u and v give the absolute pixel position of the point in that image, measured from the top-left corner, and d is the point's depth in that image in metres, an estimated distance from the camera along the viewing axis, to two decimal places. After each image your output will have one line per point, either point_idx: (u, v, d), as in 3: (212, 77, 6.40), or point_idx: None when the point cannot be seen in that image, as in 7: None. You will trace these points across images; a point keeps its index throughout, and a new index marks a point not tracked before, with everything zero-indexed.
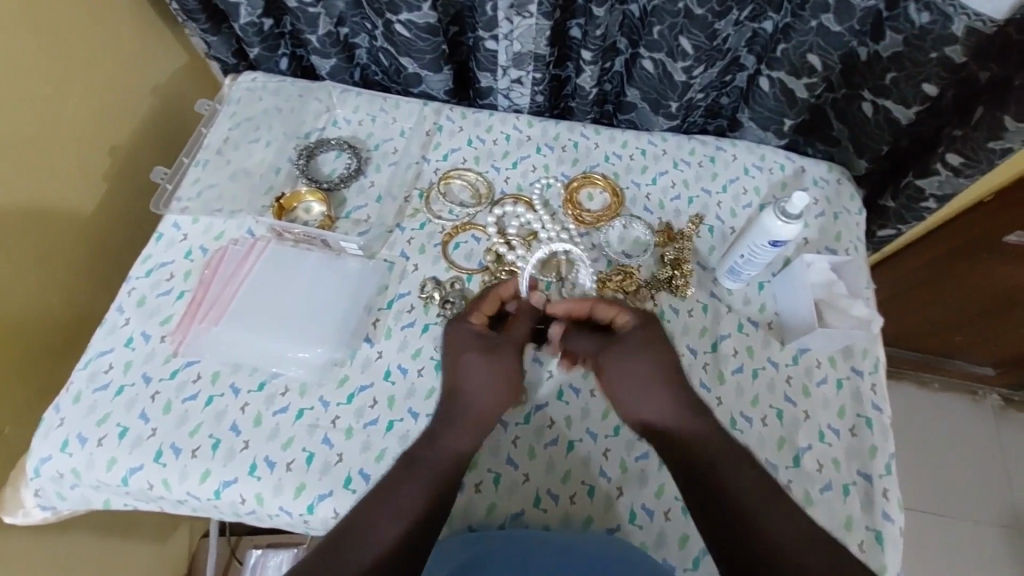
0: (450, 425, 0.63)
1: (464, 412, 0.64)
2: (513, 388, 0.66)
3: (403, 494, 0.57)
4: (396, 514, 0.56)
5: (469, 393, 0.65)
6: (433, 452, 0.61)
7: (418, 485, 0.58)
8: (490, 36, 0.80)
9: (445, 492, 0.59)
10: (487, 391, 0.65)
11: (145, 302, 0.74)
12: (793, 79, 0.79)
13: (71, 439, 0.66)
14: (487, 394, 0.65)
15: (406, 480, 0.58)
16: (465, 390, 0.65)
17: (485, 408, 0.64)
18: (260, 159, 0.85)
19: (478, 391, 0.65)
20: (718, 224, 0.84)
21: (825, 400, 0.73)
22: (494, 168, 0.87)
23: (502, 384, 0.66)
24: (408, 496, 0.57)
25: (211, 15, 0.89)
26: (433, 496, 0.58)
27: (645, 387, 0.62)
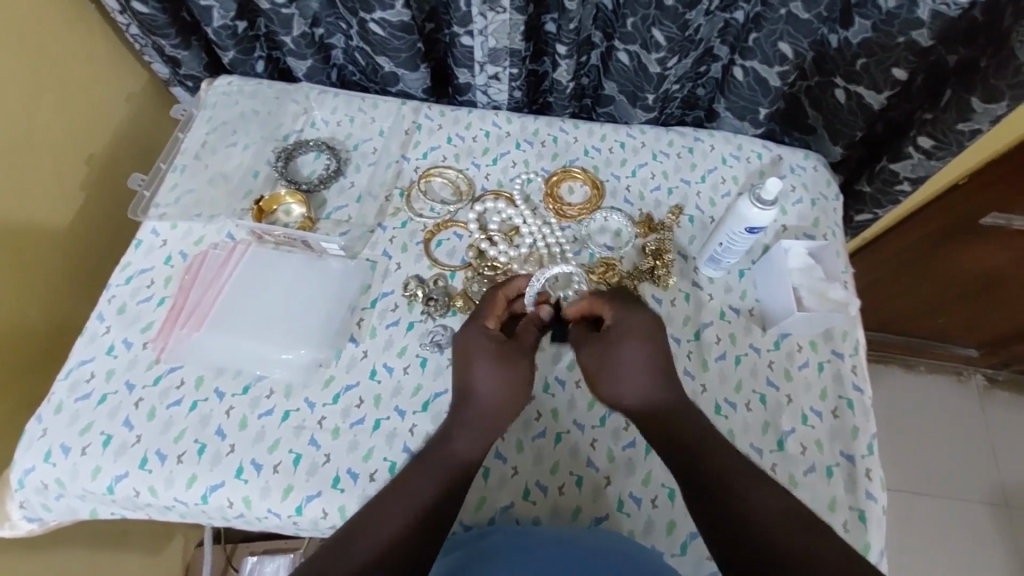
0: (461, 426, 0.62)
1: (475, 414, 0.62)
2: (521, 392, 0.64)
3: (413, 491, 0.58)
4: (405, 509, 0.56)
5: (485, 394, 0.63)
6: (445, 453, 0.61)
7: (429, 482, 0.59)
8: (465, 32, 0.80)
9: (454, 491, 0.59)
10: (498, 392, 0.63)
11: (126, 310, 0.73)
12: (766, 69, 0.80)
13: (55, 449, 0.65)
14: (503, 396, 0.63)
15: (417, 479, 0.58)
16: (474, 392, 0.63)
17: (495, 413, 0.63)
18: (239, 162, 0.84)
19: (494, 391, 0.63)
20: (697, 213, 0.85)
21: (807, 382, 0.74)
22: (474, 165, 0.88)
23: (515, 389, 0.64)
24: (416, 493, 0.57)
25: (181, 28, 0.88)
26: (443, 496, 0.58)
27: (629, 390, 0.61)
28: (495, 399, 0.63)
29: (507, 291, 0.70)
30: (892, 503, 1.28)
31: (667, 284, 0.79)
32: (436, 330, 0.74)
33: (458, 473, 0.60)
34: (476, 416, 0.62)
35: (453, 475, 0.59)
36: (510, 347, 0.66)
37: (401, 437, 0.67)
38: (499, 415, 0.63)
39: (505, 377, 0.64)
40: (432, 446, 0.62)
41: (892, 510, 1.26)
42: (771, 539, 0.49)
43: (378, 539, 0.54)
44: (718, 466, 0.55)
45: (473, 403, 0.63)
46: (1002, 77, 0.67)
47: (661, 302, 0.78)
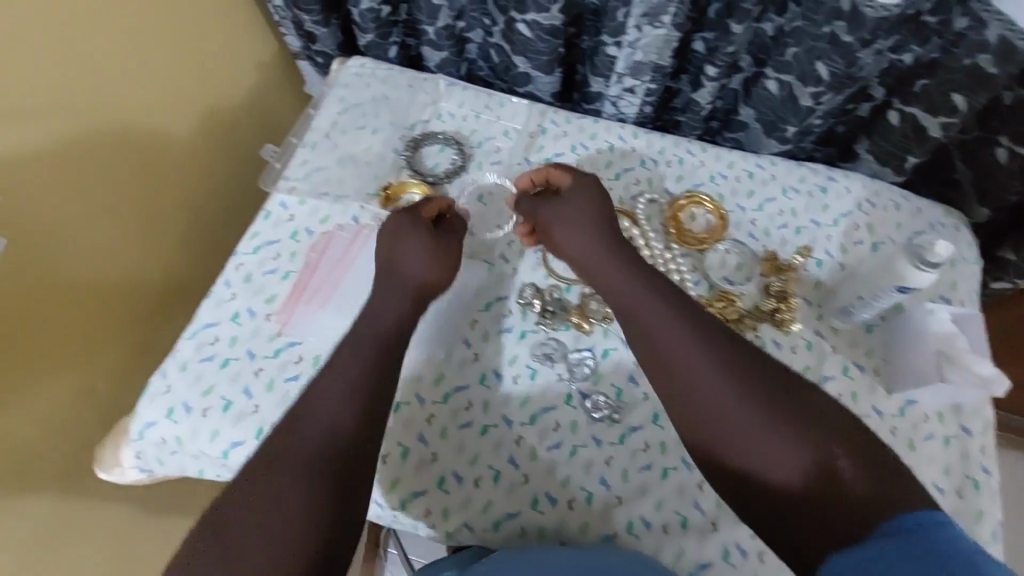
0: (386, 296, 0.63)
1: (398, 285, 0.64)
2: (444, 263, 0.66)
3: (299, 440, 0.55)
4: (292, 463, 0.53)
5: (412, 266, 0.64)
6: (370, 331, 0.61)
7: (310, 433, 0.55)
8: (613, 42, 0.79)
9: (342, 442, 0.55)
10: (427, 268, 0.64)
11: (252, 279, 0.74)
12: (927, 116, 0.75)
13: (177, 407, 0.67)
14: (430, 267, 0.64)
15: (306, 417, 0.56)
16: (399, 263, 0.64)
17: (431, 283, 0.65)
18: (367, 146, 0.85)
19: (423, 262, 0.64)
20: (826, 258, 0.81)
21: (931, 456, 0.70)
22: (596, 178, 0.86)
23: (448, 263, 0.67)
24: (301, 442, 0.55)
25: (325, 6, 0.89)
26: (323, 444, 0.55)
27: (576, 245, 0.64)
28: (407, 269, 0.64)
29: (442, 202, 0.71)
30: None
31: (789, 329, 0.76)
32: (549, 343, 0.73)
33: (355, 408, 0.57)
34: (403, 279, 0.63)
35: (352, 410, 0.57)
36: (444, 237, 0.68)
37: (508, 448, 0.68)
38: (435, 287, 0.65)
39: (420, 255, 0.64)
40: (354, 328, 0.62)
41: None
42: (800, 514, 0.49)
43: (290, 491, 0.52)
44: (718, 425, 0.53)
45: (400, 276, 0.64)
46: None
47: (780, 345, 0.75)
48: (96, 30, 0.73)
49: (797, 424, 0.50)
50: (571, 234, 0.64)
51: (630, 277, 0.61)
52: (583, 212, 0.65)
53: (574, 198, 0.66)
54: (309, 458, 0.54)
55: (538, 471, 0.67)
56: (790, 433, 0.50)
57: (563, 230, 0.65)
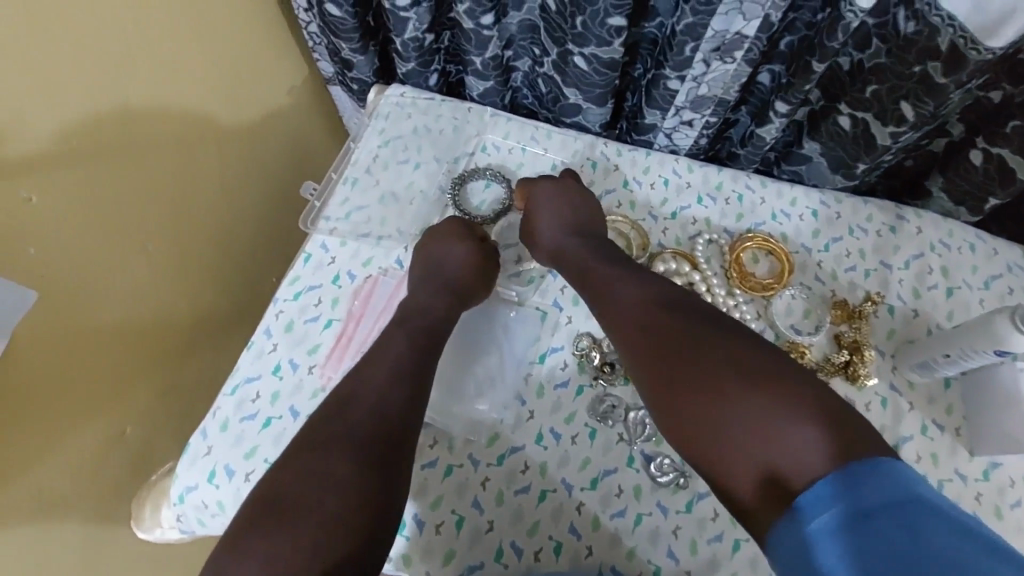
0: (426, 290, 0.69)
1: (438, 277, 0.69)
2: (477, 264, 0.72)
3: (339, 428, 0.53)
4: (339, 452, 0.51)
5: (452, 262, 0.70)
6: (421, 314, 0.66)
7: (348, 424, 0.53)
8: (676, 76, 0.73)
9: (387, 430, 0.54)
10: (465, 265, 0.71)
11: (293, 328, 0.70)
12: (1017, 159, 0.70)
13: (219, 469, 0.63)
14: (466, 264, 0.71)
15: (352, 406, 0.55)
16: (439, 260, 0.71)
17: (466, 281, 0.70)
18: (409, 182, 0.82)
19: (461, 260, 0.71)
20: (899, 304, 0.76)
21: (1021, 526, 0.65)
22: (651, 217, 0.82)
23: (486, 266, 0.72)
24: (341, 433, 0.52)
25: (364, 33, 0.85)
26: (370, 431, 0.53)
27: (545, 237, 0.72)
28: (449, 262, 0.70)
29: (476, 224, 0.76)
30: None
31: (863, 384, 0.71)
32: (606, 401, 0.69)
33: (396, 393, 0.57)
34: (441, 276, 0.69)
35: (398, 395, 0.57)
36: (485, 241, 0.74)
37: (568, 515, 0.64)
38: (471, 284, 0.70)
39: (455, 251, 0.71)
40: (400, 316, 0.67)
41: None
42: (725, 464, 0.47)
43: (334, 475, 0.49)
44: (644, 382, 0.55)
45: (441, 270, 0.70)
46: None
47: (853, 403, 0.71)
48: (129, 64, 0.70)
49: (703, 365, 0.50)
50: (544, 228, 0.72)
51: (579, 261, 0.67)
52: (543, 205, 0.73)
53: (541, 193, 0.74)
54: (356, 444, 0.52)
55: (600, 542, 0.63)
56: (747, 400, 0.47)
57: (540, 225, 0.73)
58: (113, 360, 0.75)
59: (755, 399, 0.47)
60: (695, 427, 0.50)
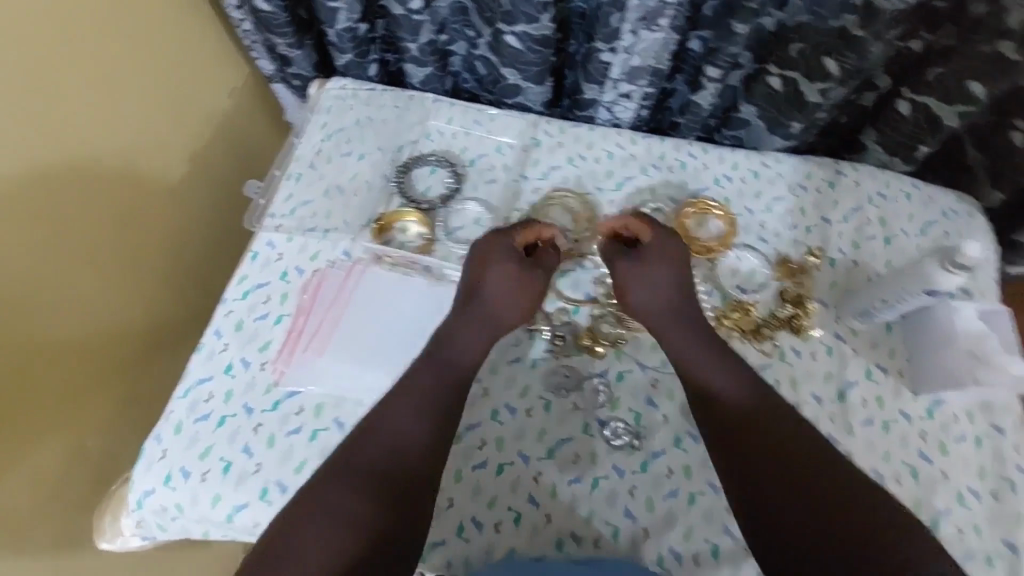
0: (472, 329, 0.65)
1: (479, 312, 0.65)
2: (528, 297, 0.67)
3: (355, 469, 0.56)
4: (352, 500, 0.53)
5: (491, 298, 0.66)
6: (453, 356, 0.64)
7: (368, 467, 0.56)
8: (608, 48, 0.74)
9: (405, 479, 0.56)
10: (507, 298, 0.66)
11: (243, 326, 0.70)
12: (943, 106, 0.72)
13: (175, 472, 0.64)
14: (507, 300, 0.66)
15: (375, 437, 0.58)
16: (483, 294, 0.66)
17: (501, 314, 0.66)
18: (355, 173, 0.80)
19: (501, 295, 0.66)
20: (839, 256, 0.79)
21: (963, 459, 0.68)
22: (598, 190, 0.82)
23: (524, 292, 0.67)
24: (360, 476, 0.55)
25: (298, 27, 0.84)
26: (382, 479, 0.55)
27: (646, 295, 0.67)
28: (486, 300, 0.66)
29: (541, 231, 0.70)
30: None
31: (809, 335, 0.74)
32: (560, 372, 0.71)
33: (415, 431, 0.59)
34: (481, 314, 0.65)
35: (416, 441, 0.58)
36: (529, 262, 0.68)
37: (526, 486, 0.65)
38: (501, 317, 0.66)
39: (506, 285, 0.66)
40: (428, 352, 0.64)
41: None
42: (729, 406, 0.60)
43: (339, 510, 0.53)
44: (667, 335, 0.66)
45: (483, 302, 0.66)
46: None
47: (800, 354, 0.73)
48: (56, 73, 0.69)
49: (716, 340, 0.65)
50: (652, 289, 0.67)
51: (671, 323, 0.66)
52: (665, 269, 0.68)
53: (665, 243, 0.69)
54: (367, 480, 0.55)
55: (560, 509, 0.65)
56: (728, 356, 0.63)
57: (642, 284, 0.67)
58: (62, 372, 0.74)
59: (738, 363, 0.63)
60: (753, 417, 0.58)
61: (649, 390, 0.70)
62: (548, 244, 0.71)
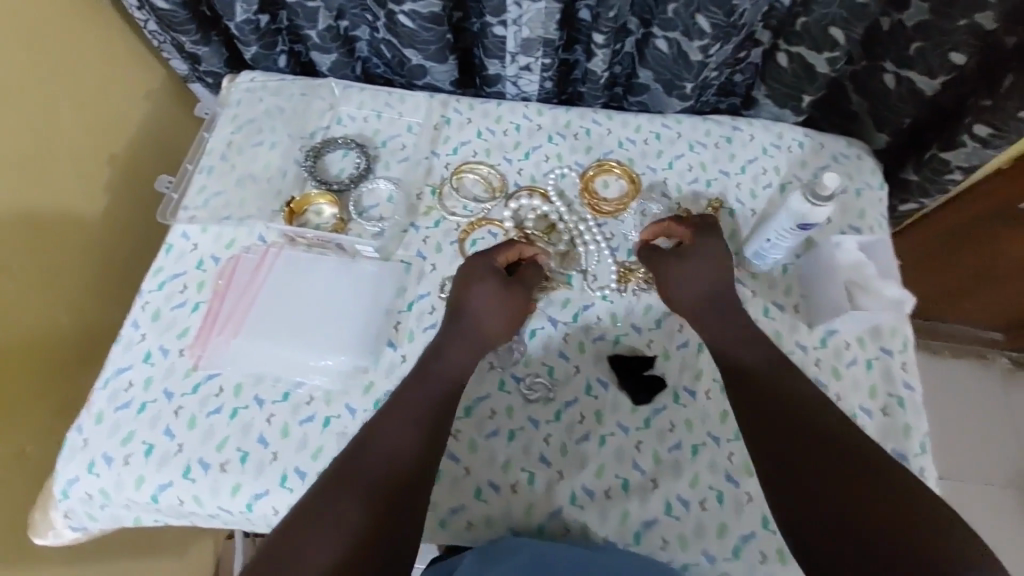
0: (458, 348, 0.66)
1: (463, 331, 0.66)
2: (511, 316, 0.68)
3: (355, 486, 0.56)
4: (341, 518, 0.54)
5: (477, 316, 0.67)
6: (441, 368, 0.65)
7: (361, 482, 0.56)
8: (498, 22, 0.77)
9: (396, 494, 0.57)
10: (493, 317, 0.67)
11: (161, 316, 0.72)
12: (814, 54, 0.76)
13: (98, 459, 0.65)
14: (491, 319, 0.67)
15: (375, 446, 0.59)
16: (469, 312, 0.67)
17: (488, 334, 0.67)
18: (265, 162, 0.82)
19: (485, 313, 0.67)
20: (738, 206, 0.82)
21: (855, 381, 0.72)
22: (506, 160, 0.85)
23: (510, 312, 0.68)
24: (355, 492, 0.56)
25: (201, 24, 0.86)
26: (375, 496, 0.56)
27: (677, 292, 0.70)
28: (471, 316, 0.67)
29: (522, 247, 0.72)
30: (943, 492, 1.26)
31: None
32: None
33: (411, 442, 0.60)
34: (468, 332, 0.66)
35: (407, 454, 0.59)
36: (512, 280, 0.69)
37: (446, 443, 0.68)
38: (487, 335, 0.67)
39: (490, 303, 0.67)
40: (423, 366, 0.65)
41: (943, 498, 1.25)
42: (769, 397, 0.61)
43: (343, 521, 0.54)
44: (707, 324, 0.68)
45: (467, 324, 0.67)
46: None
47: None
48: None
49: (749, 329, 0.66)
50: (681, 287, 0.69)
51: (720, 317, 0.68)
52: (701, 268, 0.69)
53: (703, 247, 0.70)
54: (367, 489, 0.56)
55: (479, 461, 0.68)
56: (753, 337, 0.66)
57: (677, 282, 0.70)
58: (6, 380, 0.75)
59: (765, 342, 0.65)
60: (791, 404, 0.60)
61: (560, 342, 0.74)
62: (529, 261, 0.72)
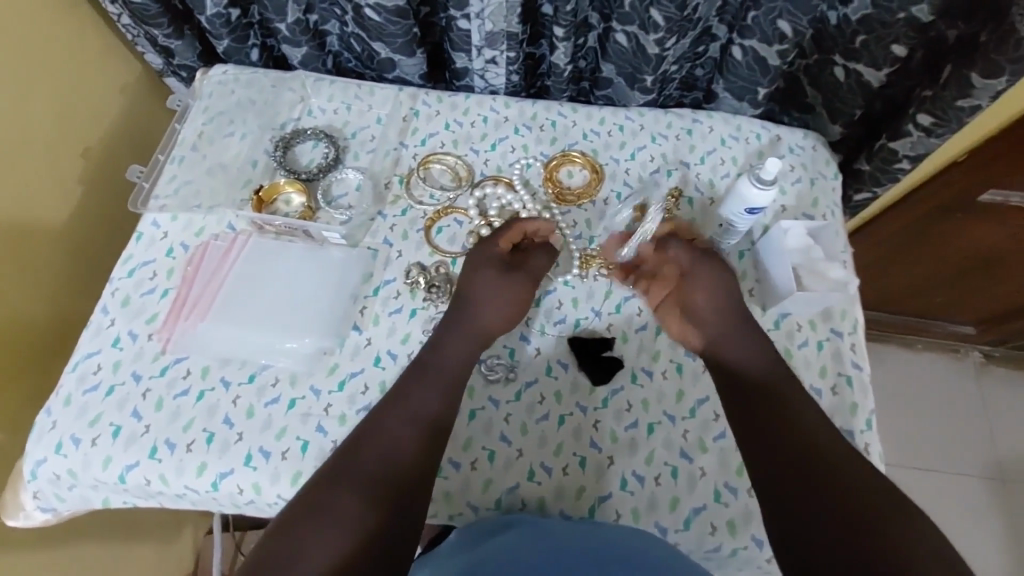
0: (458, 336, 0.68)
1: (469, 319, 0.69)
2: (516, 307, 0.71)
3: (350, 480, 0.55)
4: (338, 516, 0.52)
5: (485, 306, 0.69)
6: (439, 362, 0.66)
7: (358, 476, 0.56)
8: (461, 16, 0.80)
9: (396, 489, 0.56)
10: (493, 302, 0.69)
11: (130, 302, 0.74)
12: (765, 47, 0.79)
13: (65, 440, 0.66)
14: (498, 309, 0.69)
15: (369, 447, 0.58)
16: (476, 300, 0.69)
17: (487, 319, 0.69)
18: (236, 153, 0.85)
19: (493, 304, 0.69)
20: (697, 195, 0.84)
21: (806, 361, 0.74)
22: (472, 151, 0.86)
23: (511, 297, 0.70)
24: (352, 487, 0.55)
25: (173, 18, 0.87)
26: (374, 489, 0.55)
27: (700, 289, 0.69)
28: (472, 302, 0.69)
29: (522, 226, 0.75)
30: (912, 481, 1.29)
31: None
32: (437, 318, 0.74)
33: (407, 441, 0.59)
34: (469, 318, 0.69)
35: (404, 447, 0.59)
36: (511, 266, 0.72)
37: None
38: (488, 321, 0.69)
39: (491, 286, 0.70)
40: (421, 363, 0.66)
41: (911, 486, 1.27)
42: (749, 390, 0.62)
43: (340, 516, 0.52)
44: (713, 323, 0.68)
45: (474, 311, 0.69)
46: (1002, 51, 0.65)
47: None
48: None
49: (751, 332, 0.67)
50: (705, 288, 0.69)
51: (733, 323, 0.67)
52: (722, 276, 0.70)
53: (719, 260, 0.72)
54: (366, 486, 0.55)
55: None
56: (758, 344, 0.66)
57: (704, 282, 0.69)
58: None
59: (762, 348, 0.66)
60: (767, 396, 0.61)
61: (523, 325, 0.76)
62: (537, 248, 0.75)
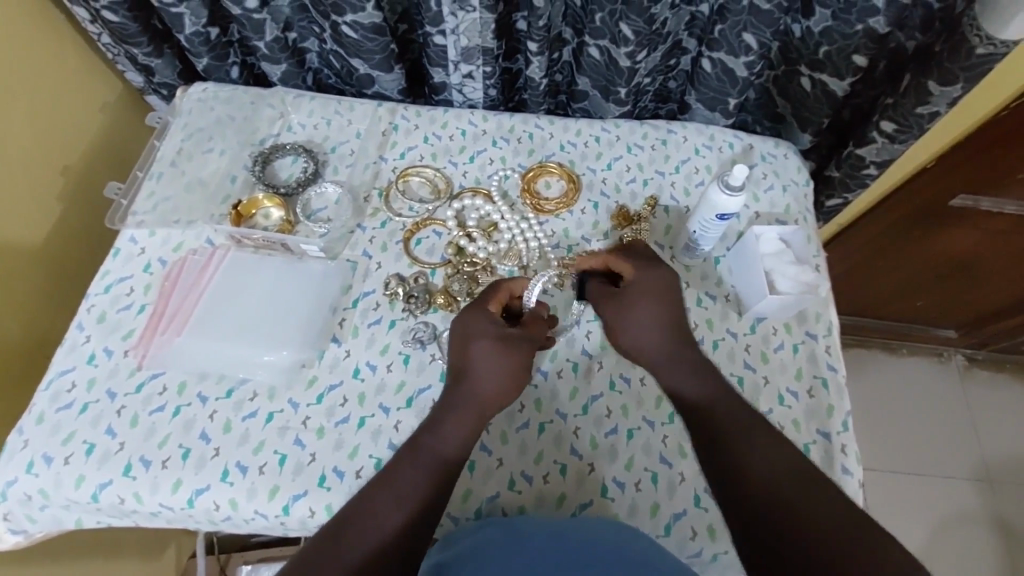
0: (455, 419, 0.62)
1: (467, 398, 0.63)
2: (515, 385, 0.65)
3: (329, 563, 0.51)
4: None
5: (485, 382, 0.63)
6: (431, 443, 0.60)
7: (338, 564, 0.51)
8: (437, 32, 0.81)
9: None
10: (497, 378, 0.63)
11: (106, 318, 0.73)
12: (732, 59, 0.81)
13: (37, 459, 0.65)
14: (499, 385, 0.64)
15: (352, 533, 0.53)
16: (474, 375, 0.63)
17: (486, 401, 0.63)
18: (215, 168, 0.86)
19: (493, 380, 0.63)
20: (672, 204, 0.86)
21: (782, 364, 0.75)
22: (451, 164, 0.87)
23: (510, 373, 0.64)
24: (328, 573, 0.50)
25: (153, 37, 0.88)
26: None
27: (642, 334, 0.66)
28: (469, 374, 0.63)
29: (512, 286, 0.70)
30: (896, 484, 1.30)
31: None
32: (418, 326, 0.75)
33: (393, 525, 0.54)
34: (467, 398, 0.63)
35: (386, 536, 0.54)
36: (514, 333, 0.66)
37: (387, 434, 0.68)
38: (486, 401, 0.63)
39: (492, 355, 0.64)
40: (415, 438, 0.61)
41: (893, 489, 1.29)
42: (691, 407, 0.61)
43: None
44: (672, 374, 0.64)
45: (472, 388, 0.63)
46: (955, 60, 0.68)
47: None
48: None
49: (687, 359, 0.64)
50: (643, 330, 0.66)
51: (675, 362, 0.64)
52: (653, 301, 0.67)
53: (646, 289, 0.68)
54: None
55: None
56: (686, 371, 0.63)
57: (630, 329, 0.67)
58: None
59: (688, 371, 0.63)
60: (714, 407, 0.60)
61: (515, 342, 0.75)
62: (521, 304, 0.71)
